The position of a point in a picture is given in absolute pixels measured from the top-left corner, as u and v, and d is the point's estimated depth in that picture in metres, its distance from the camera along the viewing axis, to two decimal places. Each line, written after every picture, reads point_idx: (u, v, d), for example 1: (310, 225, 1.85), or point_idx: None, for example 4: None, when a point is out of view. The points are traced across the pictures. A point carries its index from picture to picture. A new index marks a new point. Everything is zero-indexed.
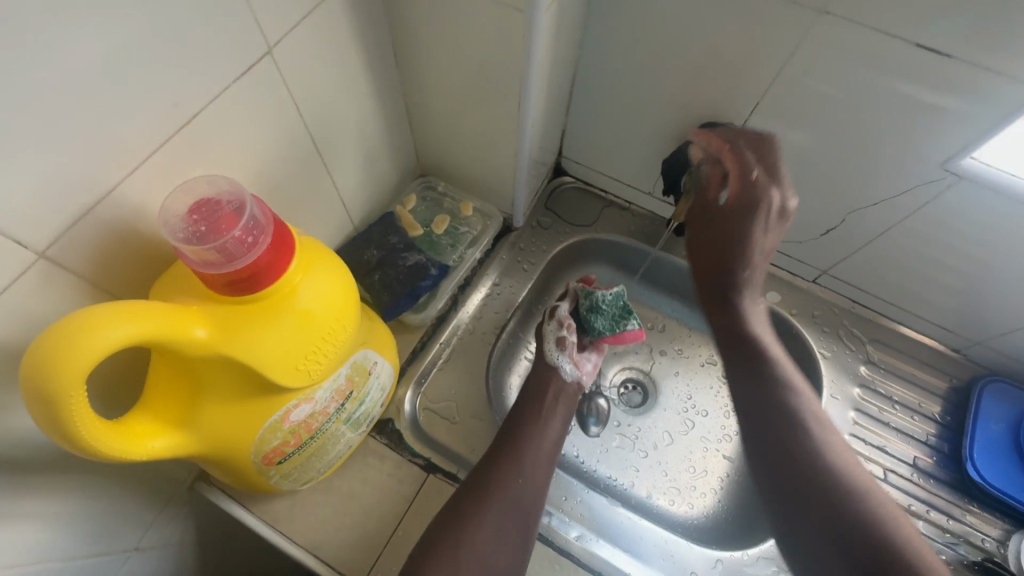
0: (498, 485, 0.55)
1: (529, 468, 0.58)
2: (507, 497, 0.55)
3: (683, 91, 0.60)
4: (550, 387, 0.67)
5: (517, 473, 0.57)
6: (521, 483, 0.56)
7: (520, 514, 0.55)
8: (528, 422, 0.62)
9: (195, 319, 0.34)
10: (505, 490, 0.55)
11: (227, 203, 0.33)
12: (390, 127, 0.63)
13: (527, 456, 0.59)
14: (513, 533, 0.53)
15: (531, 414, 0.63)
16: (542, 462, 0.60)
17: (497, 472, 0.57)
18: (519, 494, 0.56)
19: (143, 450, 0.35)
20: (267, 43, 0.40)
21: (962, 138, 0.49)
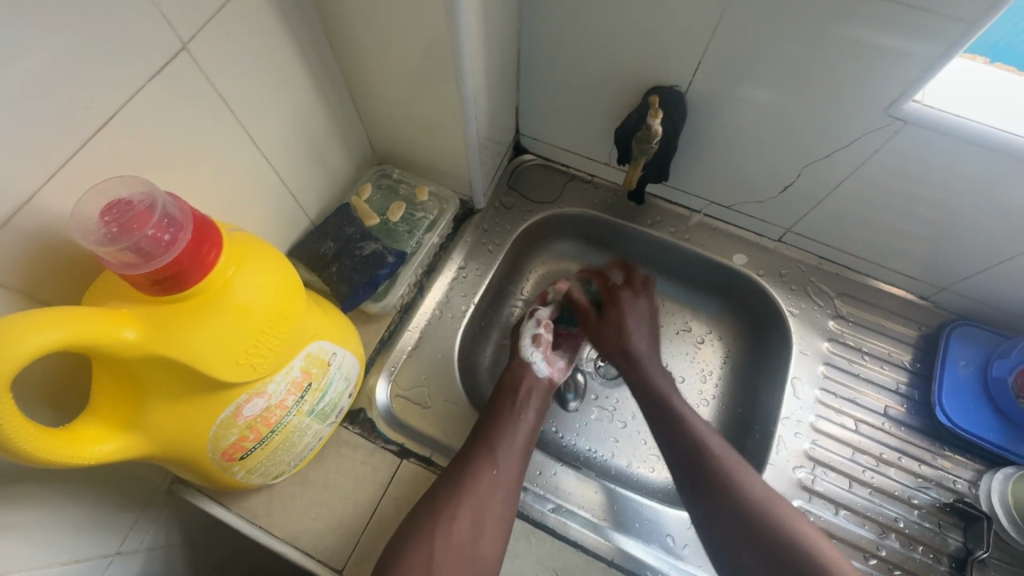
0: (472, 480, 0.55)
1: (503, 459, 0.58)
2: (482, 492, 0.55)
3: (628, 57, 0.60)
4: (522, 380, 0.67)
5: (490, 465, 0.57)
6: (496, 476, 0.56)
7: (496, 506, 0.55)
8: (499, 415, 0.62)
9: (124, 321, 0.34)
10: (479, 485, 0.55)
11: (138, 202, 0.33)
12: (337, 117, 0.63)
13: (499, 448, 0.59)
14: (490, 525, 0.53)
15: (503, 407, 0.63)
16: (515, 451, 0.59)
17: (470, 467, 0.56)
18: (494, 486, 0.55)
19: (90, 454, 0.36)
20: (180, 40, 0.39)
21: (903, 82, 0.49)
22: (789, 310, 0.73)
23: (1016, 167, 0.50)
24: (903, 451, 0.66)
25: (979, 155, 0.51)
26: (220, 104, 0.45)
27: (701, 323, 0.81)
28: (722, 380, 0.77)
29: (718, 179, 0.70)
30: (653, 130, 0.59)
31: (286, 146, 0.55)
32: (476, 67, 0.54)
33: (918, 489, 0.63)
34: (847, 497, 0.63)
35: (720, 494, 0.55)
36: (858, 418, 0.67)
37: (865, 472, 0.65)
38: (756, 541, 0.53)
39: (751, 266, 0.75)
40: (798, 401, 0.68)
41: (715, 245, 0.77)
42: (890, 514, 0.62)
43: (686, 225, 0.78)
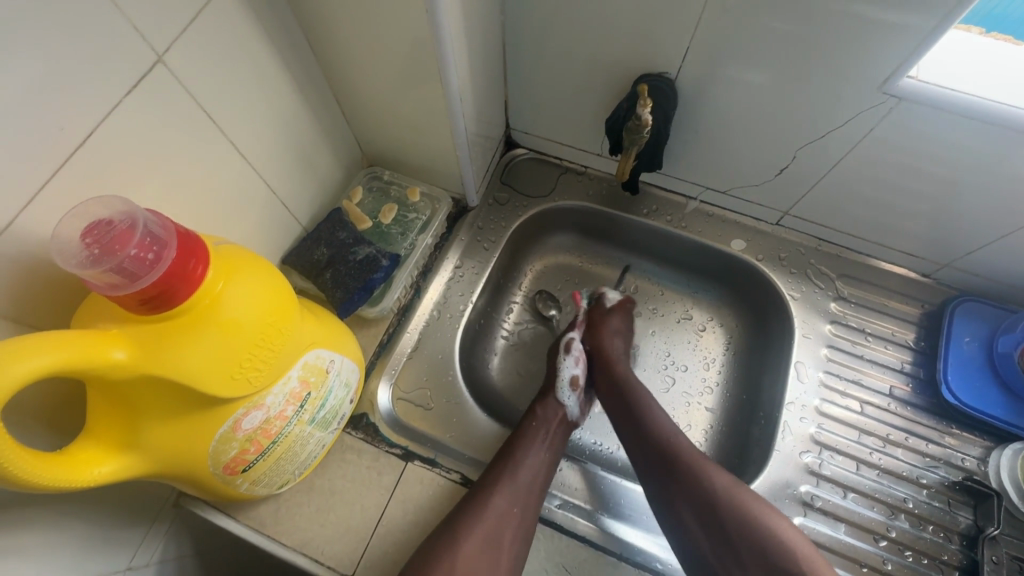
0: (493, 512, 0.54)
1: (525, 495, 0.57)
2: (502, 526, 0.54)
3: (614, 45, 0.58)
4: (549, 412, 0.66)
5: (513, 502, 0.56)
6: (516, 511, 0.55)
7: (513, 541, 0.54)
8: (524, 445, 0.61)
9: (113, 342, 0.34)
10: (498, 520, 0.54)
11: (119, 221, 0.33)
12: (323, 121, 0.62)
13: (521, 481, 0.57)
14: (506, 562, 0.52)
15: (530, 437, 0.62)
16: (536, 485, 0.59)
17: (492, 498, 0.55)
18: (514, 521, 0.55)
19: (88, 476, 0.36)
20: (155, 51, 0.38)
21: (896, 58, 0.48)
22: (790, 294, 0.72)
23: (1015, 139, 0.49)
24: (910, 431, 0.65)
25: (976, 128, 0.50)
26: (201, 114, 0.44)
27: (702, 311, 0.81)
28: (725, 367, 0.77)
29: (713, 165, 0.69)
30: (644, 120, 0.58)
31: (273, 153, 0.55)
32: (459, 63, 0.54)
33: (927, 469, 0.63)
34: (855, 480, 0.63)
35: (686, 491, 0.56)
36: (864, 400, 0.67)
37: (872, 454, 0.64)
38: (720, 525, 0.54)
39: (750, 251, 0.74)
40: (802, 386, 0.68)
41: (714, 232, 0.76)
42: (899, 495, 0.62)
43: (682, 213, 0.77)
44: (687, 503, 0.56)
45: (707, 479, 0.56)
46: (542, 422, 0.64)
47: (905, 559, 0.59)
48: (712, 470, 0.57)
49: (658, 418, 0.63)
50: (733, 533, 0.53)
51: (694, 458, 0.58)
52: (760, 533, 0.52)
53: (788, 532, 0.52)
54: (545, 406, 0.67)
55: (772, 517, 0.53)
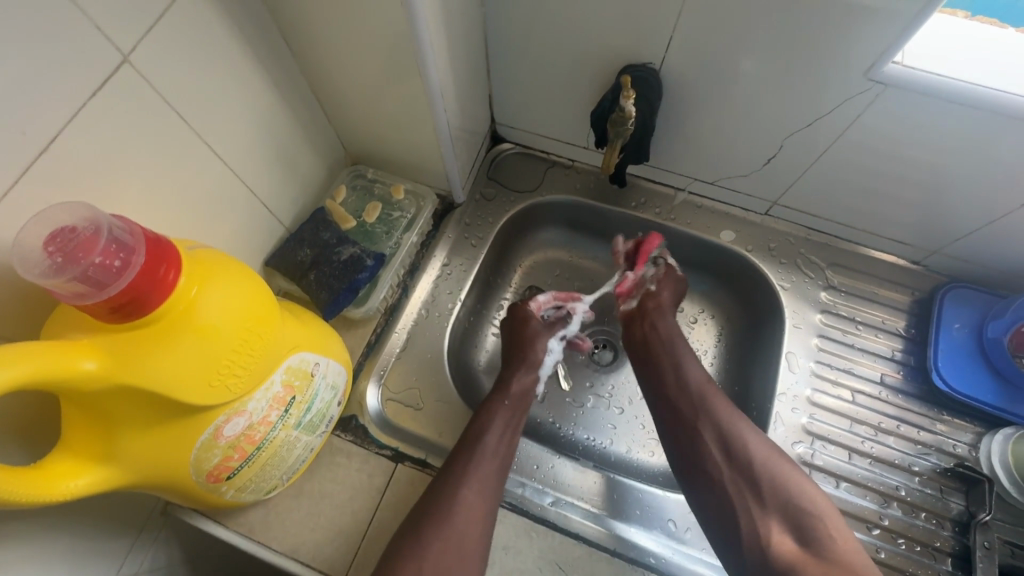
0: (462, 503, 0.53)
1: (490, 482, 0.56)
2: (468, 518, 0.52)
3: (596, 36, 0.57)
4: (513, 391, 0.65)
5: (480, 490, 0.55)
6: (483, 500, 0.54)
7: (480, 532, 0.53)
8: (484, 429, 0.59)
9: (83, 352, 0.33)
10: (465, 510, 0.53)
11: (84, 228, 0.32)
12: (304, 120, 0.61)
13: (486, 469, 0.56)
14: (473, 553, 0.51)
15: (495, 420, 0.61)
16: (501, 470, 0.58)
17: (458, 489, 0.54)
18: (480, 512, 0.53)
19: (63, 490, 0.35)
20: (120, 52, 0.37)
21: (881, 44, 0.47)
22: (780, 284, 0.72)
23: (1002, 124, 0.49)
24: (901, 418, 0.65)
25: (964, 114, 0.49)
26: (173, 115, 0.43)
27: (693, 303, 0.80)
28: (717, 359, 0.76)
29: (699, 156, 0.69)
30: (628, 111, 0.57)
31: (252, 152, 0.54)
32: (440, 58, 0.52)
33: (918, 456, 0.63)
34: (848, 469, 0.63)
35: (715, 438, 0.57)
36: (855, 388, 0.67)
37: (865, 443, 0.64)
38: (745, 468, 0.55)
39: (740, 242, 0.74)
40: (794, 375, 0.67)
41: (702, 223, 0.75)
42: (891, 483, 0.62)
43: (670, 205, 0.76)
44: (713, 446, 0.57)
45: (736, 429, 0.57)
46: (504, 403, 0.63)
47: (898, 546, 0.59)
48: (740, 421, 0.58)
49: (689, 368, 0.63)
50: (756, 476, 0.55)
51: (723, 408, 0.59)
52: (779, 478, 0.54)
53: (807, 485, 0.54)
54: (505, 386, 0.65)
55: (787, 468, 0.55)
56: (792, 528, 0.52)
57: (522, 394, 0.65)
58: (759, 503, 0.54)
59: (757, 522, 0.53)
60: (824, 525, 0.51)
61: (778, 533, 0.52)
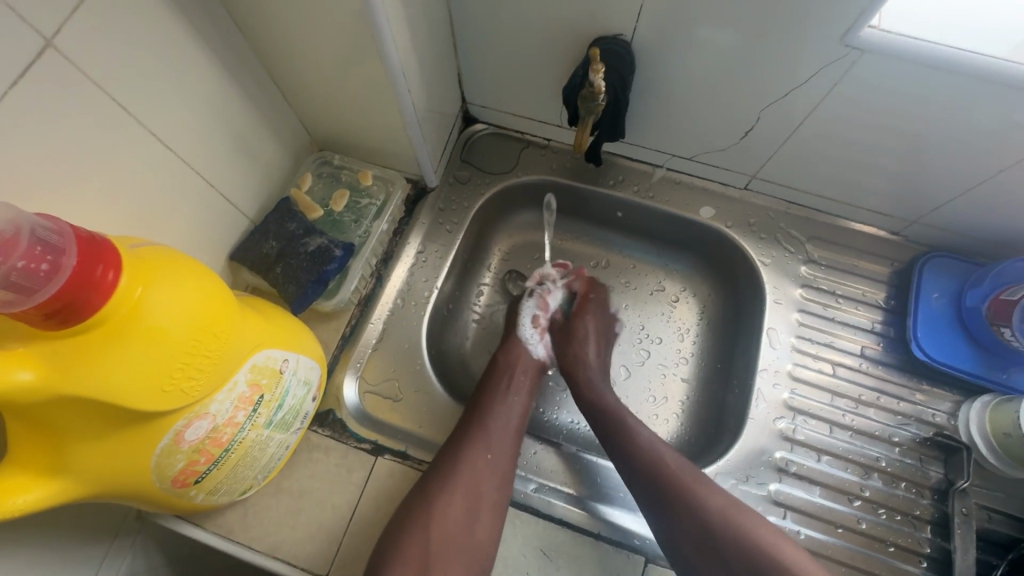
0: (466, 462, 0.55)
1: (496, 442, 0.57)
2: (477, 475, 0.54)
3: (564, 8, 0.55)
4: (513, 359, 0.67)
5: (484, 449, 0.56)
6: (490, 459, 0.56)
7: (491, 488, 0.54)
8: (489, 395, 0.61)
9: (18, 361, 0.31)
10: (471, 468, 0.54)
11: (2, 231, 0.29)
12: (262, 106, 0.58)
13: (494, 429, 0.58)
14: (484, 507, 0.53)
15: (499, 386, 0.63)
16: (510, 432, 0.59)
17: (466, 449, 0.56)
18: (488, 471, 0.55)
19: (10, 505, 0.33)
20: (43, 34, 0.34)
21: (857, 8, 0.45)
22: (760, 260, 0.71)
23: (980, 88, 0.47)
24: (881, 390, 0.65)
25: (942, 78, 0.48)
26: (110, 103, 0.40)
27: (674, 282, 0.79)
28: (699, 338, 0.76)
29: (676, 131, 0.67)
30: (597, 87, 0.55)
31: (204, 143, 0.51)
32: (399, 35, 0.50)
33: (898, 427, 0.63)
34: (829, 443, 0.63)
35: (677, 518, 0.52)
36: (835, 361, 0.67)
37: (845, 416, 0.64)
38: (720, 556, 0.50)
39: (719, 218, 0.73)
40: (775, 351, 0.67)
41: (681, 200, 0.74)
42: (871, 454, 0.62)
43: (649, 182, 0.75)
44: (678, 530, 0.52)
45: (700, 504, 0.52)
46: (503, 373, 0.65)
47: (879, 517, 0.59)
48: (706, 491, 0.53)
49: (643, 437, 0.58)
50: (732, 563, 0.49)
51: (686, 479, 0.54)
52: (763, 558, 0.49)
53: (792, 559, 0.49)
54: (504, 359, 0.67)
55: (770, 539, 0.50)
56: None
57: (524, 361, 0.67)
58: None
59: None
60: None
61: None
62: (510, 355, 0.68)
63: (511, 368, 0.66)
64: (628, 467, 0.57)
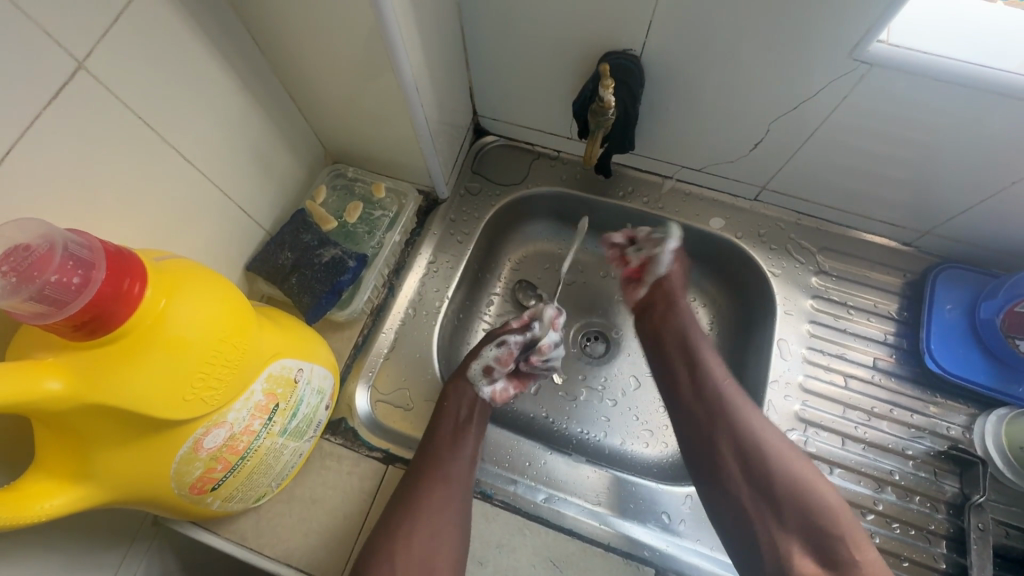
0: (425, 493, 0.56)
1: (454, 470, 0.58)
2: (437, 508, 0.56)
3: (572, 24, 0.56)
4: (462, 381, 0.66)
5: (441, 479, 0.57)
6: (449, 487, 0.57)
7: (451, 514, 0.56)
8: (446, 421, 0.62)
9: (48, 371, 0.32)
10: (431, 498, 0.56)
11: (37, 246, 0.31)
12: (279, 121, 0.59)
13: (450, 461, 0.59)
14: (447, 535, 0.55)
15: (449, 414, 0.62)
16: (466, 459, 0.60)
17: (423, 481, 0.57)
18: (445, 501, 0.56)
19: (37, 510, 0.34)
20: (74, 58, 0.36)
21: (864, 23, 0.46)
22: (771, 271, 0.71)
23: (990, 101, 0.48)
24: (894, 402, 0.65)
25: (952, 91, 0.48)
26: (135, 121, 0.42)
27: None
28: None
29: (685, 144, 0.68)
30: (606, 101, 0.56)
31: (225, 156, 0.52)
32: (412, 52, 0.51)
33: (912, 440, 0.63)
34: (842, 455, 0.63)
35: (730, 440, 0.59)
36: (847, 373, 0.66)
37: (857, 428, 0.64)
38: (764, 481, 0.57)
39: (729, 229, 0.73)
40: (786, 362, 0.67)
41: (691, 211, 0.74)
42: (885, 467, 0.62)
43: (658, 193, 0.75)
44: (730, 446, 0.59)
45: (759, 431, 0.58)
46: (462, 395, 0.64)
47: (893, 530, 0.59)
48: (762, 422, 0.59)
49: (712, 367, 0.63)
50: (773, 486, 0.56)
51: (743, 409, 0.60)
52: (802, 487, 0.55)
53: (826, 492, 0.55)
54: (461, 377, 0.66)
55: (812, 477, 0.56)
56: (808, 534, 0.54)
57: (475, 381, 0.66)
58: (772, 506, 0.56)
59: (770, 526, 0.55)
60: (845, 546, 0.52)
61: (798, 547, 0.54)
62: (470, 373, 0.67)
63: (461, 388, 0.65)
64: (695, 386, 0.63)
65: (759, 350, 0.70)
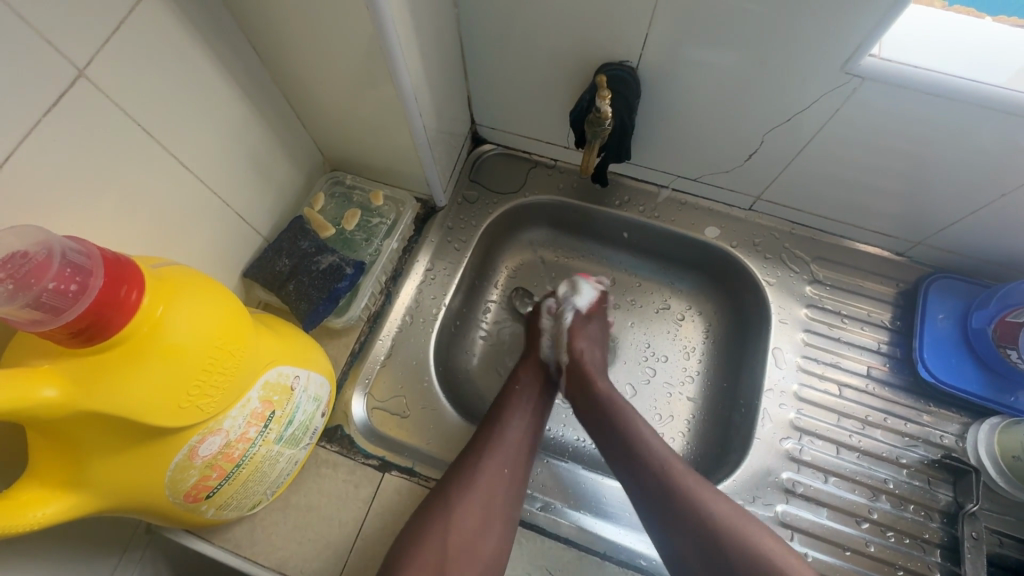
0: (483, 473, 0.55)
1: (511, 456, 0.57)
2: (493, 487, 0.54)
3: (570, 35, 0.57)
4: (533, 377, 0.67)
5: (501, 463, 0.56)
6: (507, 472, 0.56)
7: (504, 497, 0.54)
8: (507, 408, 0.62)
9: (44, 378, 0.32)
10: (487, 478, 0.54)
11: (35, 253, 0.31)
12: (278, 129, 0.60)
13: (509, 445, 0.58)
14: (500, 518, 0.53)
15: (517, 403, 0.63)
16: (523, 446, 0.59)
17: (481, 460, 0.56)
18: (502, 483, 0.55)
19: (30, 518, 0.34)
20: (75, 66, 0.36)
21: (856, 38, 0.46)
22: (765, 279, 0.72)
23: (979, 114, 0.48)
24: (887, 411, 0.65)
25: (942, 105, 0.49)
26: (135, 128, 0.42)
27: (680, 300, 0.79)
28: (705, 356, 0.76)
29: (681, 153, 0.68)
30: (603, 112, 0.56)
31: (223, 163, 0.52)
32: (411, 61, 0.51)
33: (906, 449, 0.63)
34: (836, 464, 0.63)
35: (685, 529, 0.50)
36: (841, 382, 0.67)
37: (852, 437, 0.64)
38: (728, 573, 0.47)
39: (724, 238, 0.73)
40: (781, 371, 0.67)
41: (686, 220, 0.75)
42: (879, 476, 0.62)
43: (654, 202, 0.76)
44: (687, 539, 0.50)
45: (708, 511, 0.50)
46: (521, 389, 0.65)
47: (888, 539, 0.59)
48: (712, 497, 0.51)
49: (651, 442, 0.57)
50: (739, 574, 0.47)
51: (690, 483, 0.52)
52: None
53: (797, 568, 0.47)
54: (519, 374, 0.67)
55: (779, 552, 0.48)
56: None
57: (539, 390, 0.66)
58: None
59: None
60: None
61: None
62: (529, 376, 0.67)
63: (530, 384, 0.66)
64: (636, 469, 0.55)
65: (753, 360, 0.70)
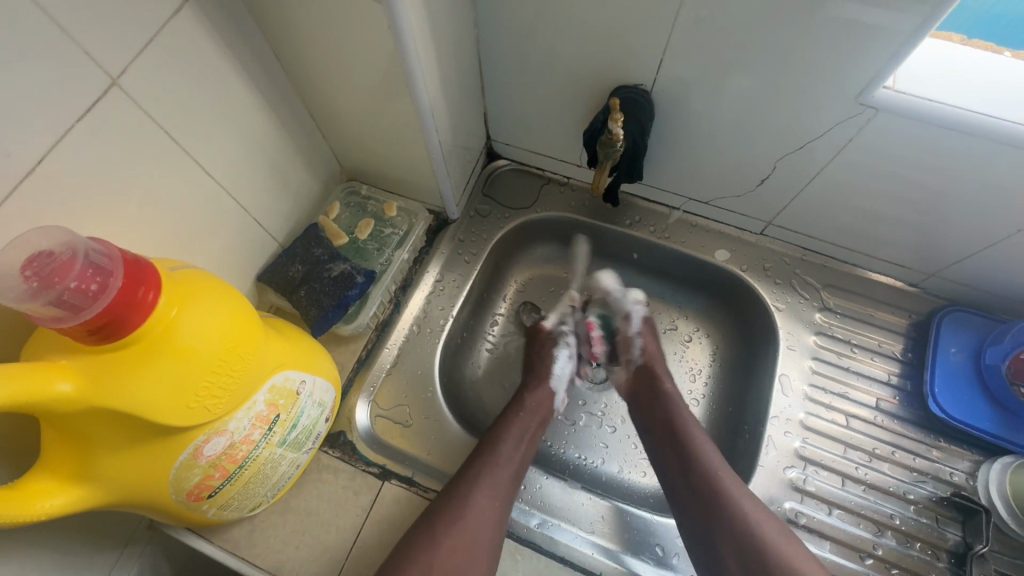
0: (473, 507, 0.53)
1: (502, 488, 0.56)
2: (480, 522, 0.52)
3: (587, 56, 0.58)
4: (536, 402, 0.66)
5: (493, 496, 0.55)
6: (496, 505, 0.54)
7: (491, 533, 0.53)
8: (505, 436, 0.60)
9: (58, 373, 0.33)
10: (476, 509, 0.53)
11: (60, 253, 0.32)
12: (299, 138, 0.61)
13: (500, 476, 0.56)
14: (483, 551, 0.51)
15: (513, 430, 0.61)
16: (514, 476, 0.58)
17: (472, 492, 0.54)
18: (488, 516, 0.53)
19: (37, 509, 0.35)
20: (110, 75, 0.38)
21: (870, 69, 0.47)
22: (775, 304, 0.71)
23: (994, 149, 0.48)
24: (896, 444, 0.64)
25: (956, 137, 0.49)
26: (161, 135, 0.44)
27: (688, 322, 0.79)
28: (711, 379, 0.75)
29: (693, 176, 0.69)
30: (615, 134, 0.56)
31: (244, 170, 0.54)
32: (429, 77, 0.53)
33: (914, 484, 0.62)
34: (841, 495, 0.62)
35: (730, 530, 0.51)
36: (850, 412, 0.66)
37: (858, 469, 0.63)
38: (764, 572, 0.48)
39: (734, 261, 0.73)
40: (788, 399, 0.67)
41: (697, 242, 0.75)
42: (886, 511, 0.61)
43: (666, 223, 0.76)
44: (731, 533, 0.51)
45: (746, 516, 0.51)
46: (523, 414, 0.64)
47: None
48: (761, 517, 0.51)
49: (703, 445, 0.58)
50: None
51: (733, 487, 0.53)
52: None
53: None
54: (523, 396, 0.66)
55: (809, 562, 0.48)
56: None
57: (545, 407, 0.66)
58: None
59: None
60: None
61: None
62: (533, 396, 0.67)
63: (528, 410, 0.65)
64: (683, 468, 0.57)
65: (762, 384, 0.69)
